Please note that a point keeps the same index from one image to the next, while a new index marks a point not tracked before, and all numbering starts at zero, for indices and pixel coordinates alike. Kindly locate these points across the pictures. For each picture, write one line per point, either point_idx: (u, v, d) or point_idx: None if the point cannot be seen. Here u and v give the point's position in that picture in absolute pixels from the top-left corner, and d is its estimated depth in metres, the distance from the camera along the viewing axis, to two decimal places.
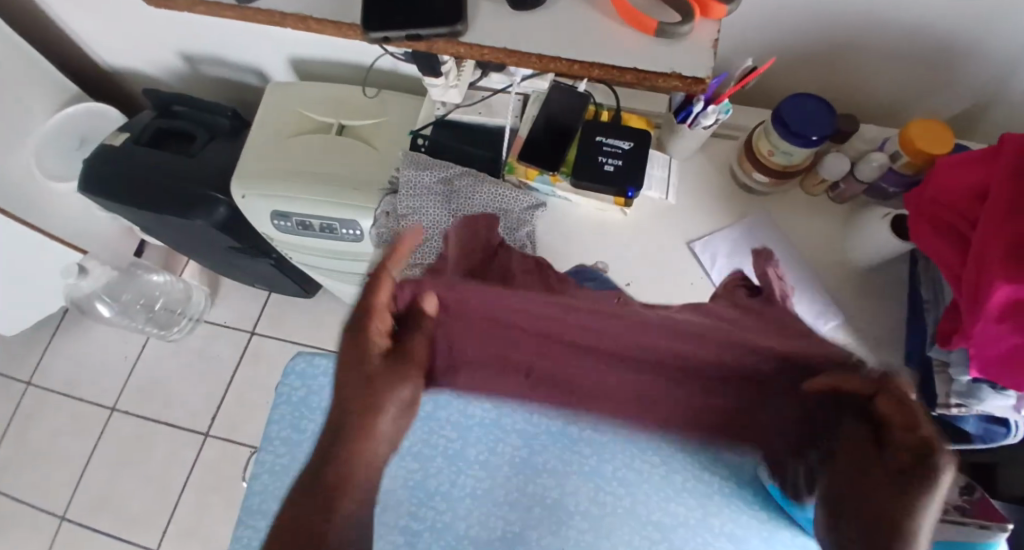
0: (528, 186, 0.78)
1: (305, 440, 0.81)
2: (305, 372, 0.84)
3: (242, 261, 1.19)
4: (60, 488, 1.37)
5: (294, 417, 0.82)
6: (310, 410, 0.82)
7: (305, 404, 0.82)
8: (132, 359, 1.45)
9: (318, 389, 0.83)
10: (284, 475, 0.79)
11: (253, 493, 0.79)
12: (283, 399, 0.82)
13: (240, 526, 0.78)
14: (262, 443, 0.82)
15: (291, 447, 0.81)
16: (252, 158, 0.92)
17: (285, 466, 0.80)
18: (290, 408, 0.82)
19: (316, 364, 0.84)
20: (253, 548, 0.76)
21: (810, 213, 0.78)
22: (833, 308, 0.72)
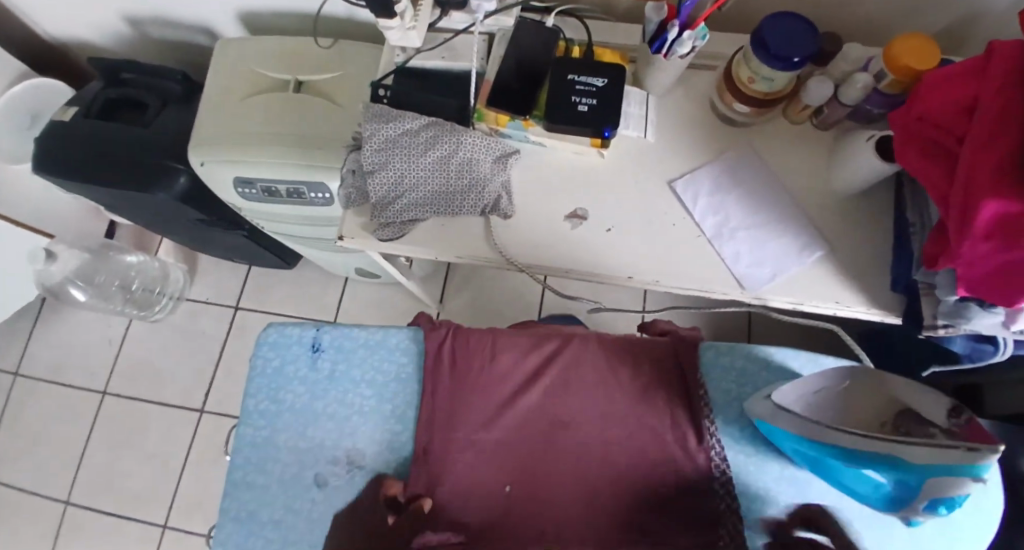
0: (500, 133, 0.74)
1: (285, 410, 0.79)
2: (278, 342, 0.82)
3: (214, 234, 1.15)
4: (60, 473, 1.37)
5: (271, 387, 0.80)
6: (287, 380, 0.80)
7: (281, 374, 0.80)
8: (117, 342, 1.43)
9: (293, 357, 0.81)
10: (266, 447, 0.78)
11: (238, 465, 0.78)
12: (258, 371, 0.81)
13: (227, 498, 0.77)
14: (242, 416, 0.80)
15: (271, 418, 0.79)
16: (208, 123, 0.87)
17: (267, 437, 0.78)
18: (266, 380, 0.80)
19: (288, 333, 0.82)
20: (244, 519, 0.76)
21: (795, 142, 0.74)
22: (815, 240, 0.70)
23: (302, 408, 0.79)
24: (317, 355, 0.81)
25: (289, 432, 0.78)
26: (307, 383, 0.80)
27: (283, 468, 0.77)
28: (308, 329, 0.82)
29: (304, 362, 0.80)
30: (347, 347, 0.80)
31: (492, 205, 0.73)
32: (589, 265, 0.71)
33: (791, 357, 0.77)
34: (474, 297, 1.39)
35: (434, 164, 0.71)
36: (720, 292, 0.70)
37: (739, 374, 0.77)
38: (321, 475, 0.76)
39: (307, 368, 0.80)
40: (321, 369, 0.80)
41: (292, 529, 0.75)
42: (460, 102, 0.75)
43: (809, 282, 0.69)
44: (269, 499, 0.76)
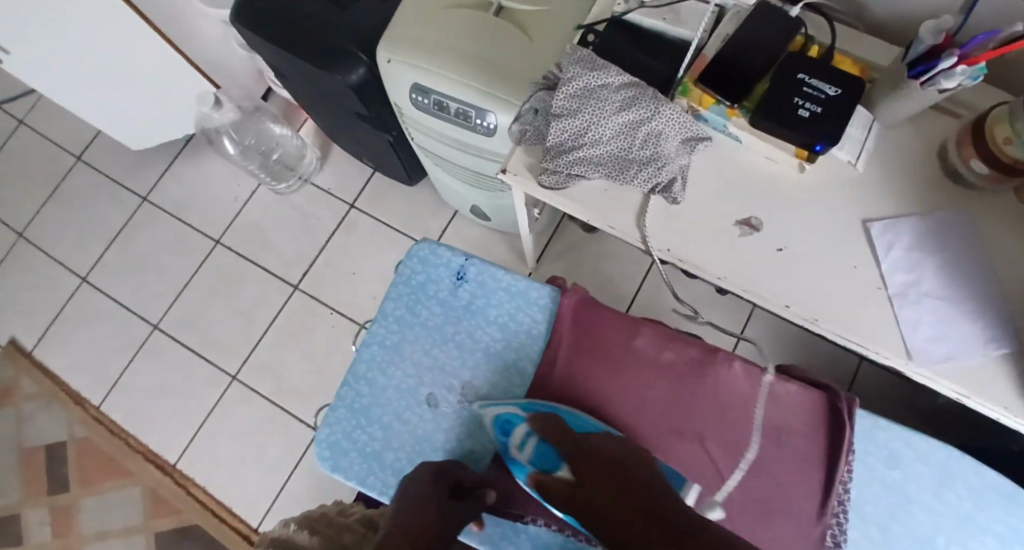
0: (698, 113, 0.69)
1: (418, 324, 0.81)
2: (428, 258, 0.82)
3: (362, 129, 1.17)
4: (160, 301, 1.48)
5: (411, 299, 0.82)
6: (427, 297, 0.81)
7: (424, 289, 0.81)
8: (240, 201, 1.51)
9: (439, 278, 0.81)
10: (393, 351, 0.80)
11: (362, 359, 0.80)
12: (402, 279, 0.82)
13: (344, 386, 0.79)
14: (376, 316, 0.82)
15: (403, 326, 0.81)
16: (404, 21, 0.87)
17: (394, 343, 0.80)
18: (407, 291, 0.82)
19: (440, 253, 0.82)
20: (353, 409, 0.78)
21: (1017, 223, 0.66)
22: (1009, 336, 0.62)
23: (433, 328, 0.80)
24: (460, 284, 0.81)
25: (416, 345, 0.80)
26: (444, 306, 0.80)
27: (402, 377, 0.79)
28: (459, 254, 0.82)
29: (447, 286, 0.81)
30: (490, 285, 0.80)
31: (663, 186, 0.68)
32: (749, 280, 0.66)
33: (951, 458, 0.70)
34: (574, 269, 1.36)
35: (623, 126, 0.67)
36: (879, 353, 0.63)
37: (889, 455, 0.71)
38: (435, 396, 0.78)
39: (447, 292, 0.81)
40: (460, 298, 0.80)
41: (397, 437, 0.76)
42: (666, 71, 0.71)
43: (985, 378, 0.61)
44: (383, 399, 0.78)
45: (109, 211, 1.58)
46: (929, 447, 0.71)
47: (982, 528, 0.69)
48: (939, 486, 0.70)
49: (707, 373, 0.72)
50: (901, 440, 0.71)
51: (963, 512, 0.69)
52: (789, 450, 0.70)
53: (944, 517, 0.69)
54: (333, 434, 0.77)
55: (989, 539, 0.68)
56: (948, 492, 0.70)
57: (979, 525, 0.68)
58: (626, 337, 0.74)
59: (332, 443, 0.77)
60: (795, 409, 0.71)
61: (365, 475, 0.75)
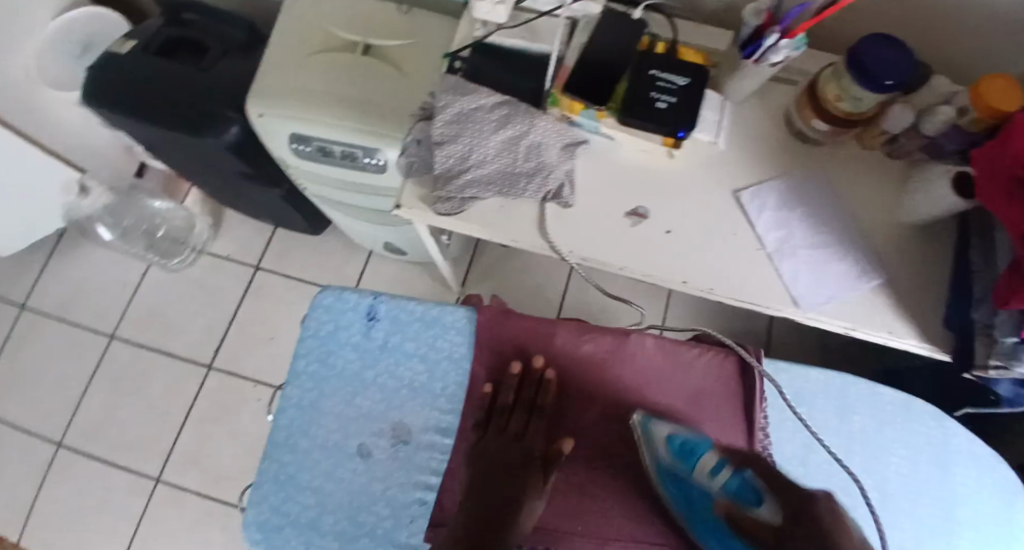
0: (572, 120, 0.73)
1: (335, 376, 0.78)
2: (333, 306, 0.80)
3: (252, 189, 1.14)
4: (60, 412, 1.36)
5: (323, 351, 0.79)
6: (340, 345, 0.79)
7: (333, 339, 0.79)
8: (132, 287, 1.41)
9: (347, 325, 0.79)
10: (313, 409, 0.77)
11: (282, 425, 0.77)
12: (311, 333, 0.79)
13: (267, 458, 0.76)
14: (289, 377, 0.79)
15: (319, 382, 0.78)
16: (271, 75, 0.86)
17: (314, 401, 0.77)
18: (317, 344, 0.79)
19: (345, 298, 0.80)
20: (281, 480, 0.75)
21: (862, 168, 0.74)
22: (875, 268, 0.69)
23: (353, 375, 0.78)
24: (372, 325, 0.79)
25: (336, 398, 0.77)
26: (358, 351, 0.78)
27: (327, 433, 0.76)
28: (365, 295, 0.80)
29: (358, 330, 0.79)
30: (402, 320, 0.78)
31: (554, 192, 0.72)
32: (650, 265, 0.70)
33: (848, 384, 0.77)
34: (496, 286, 1.38)
35: (504, 143, 0.70)
36: (773, 307, 0.69)
37: (795, 396, 0.77)
38: (365, 445, 0.75)
39: (360, 336, 0.78)
40: (374, 340, 0.78)
41: (332, 496, 0.74)
42: (534, 85, 0.74)
43: (868, 309, 0.68)
44: (311, 462, 0.75)
45: None
46: (826, 378, 0.78)
47: (886, 439, 0.75)
48: (843, 411, 0.76)
49: (623, 356, 0.75)
50: (799, 377, 0.77)
51: (869, 429, 0.76)
52: (713, 414, 0.74)
53: (852, 439, 0.75)
54: (262, 514, 0.74)
55: (896, 448, 0.75)
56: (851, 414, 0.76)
57: (884, 438, 0.75)
58: (542, 339, 0.76)
59: (263, 522, 0.74)
60: (708, 372, 0.75)
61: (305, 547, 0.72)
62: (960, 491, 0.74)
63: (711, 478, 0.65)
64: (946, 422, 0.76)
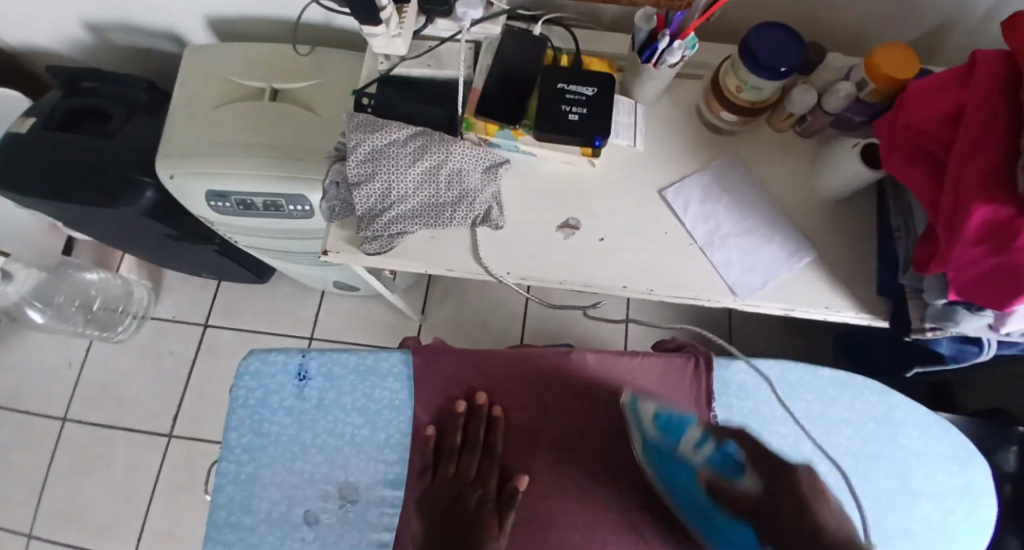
0: (489, 142, 0.73)
1: (269, 444, 0.72)
2: (260, 371, 0.74)
3: (184, 249, 1.10)
4: (16, 508, 1.28)
5: (254, 419, 0.73)
6: (272, 411, 0.73)
7: (264, 405, 0.73)
8: (77, 366, 1.35)
9: (277, 388, 0.73)
10: (252, 483, 0.71)
11: (220, 505, 0.71)
12: (239, 403, 0.73)
13: (208, 542, 0.70)
14: (223, 452, 0.73)
15: (255, 453, 0.72)
16: (180, 134, 0.83)
17: (251, 474, 0.71)
18: (248, 413, 0.73)
19: (271, 360, 0.74)
20: None
21: (779, 151, 0.76)
22: (804, 246, 0.71)
23: (289, 440, 0.72)
24: (304, 384, 0.73)
25: (275, 467, 0.71)
26: (293, 413, 0.72)
27: (270, 505, 0.70)
28: (293, 354, 0.74)
29: (290, 392, 0.73)
30: (335, 374, 0.73)
31: (483, 216, 0.71)
32: (586, 275, 0.70)
33: (790, 369, 0.76)
34: (456, 308, 1.36)
35: (421, 177, 0.69)
36: (712, 300, 0.70)
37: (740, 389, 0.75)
38: (312, 512, 0.70)
39: (293, 398, 0.73)
40: (308, 399, 0.73)
41: None
42: (446, 111, 0.74)
43: (804, 287, 0.70)
44: (256, 538, 0.70)
45: None
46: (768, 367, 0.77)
47: (835, 419, 0.75)
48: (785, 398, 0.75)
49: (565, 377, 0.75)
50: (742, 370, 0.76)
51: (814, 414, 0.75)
52: None
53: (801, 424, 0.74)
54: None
55: (844, 428, 0.74)
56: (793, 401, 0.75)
57: (830, 420, 0.75)
58: (483, 372, 0.74)
59: None
60: (653, 379, 0.75)
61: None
62: (912, 464, 0.74)
63: (695, 452, 0.60)
64: (891, 393, 0.76)
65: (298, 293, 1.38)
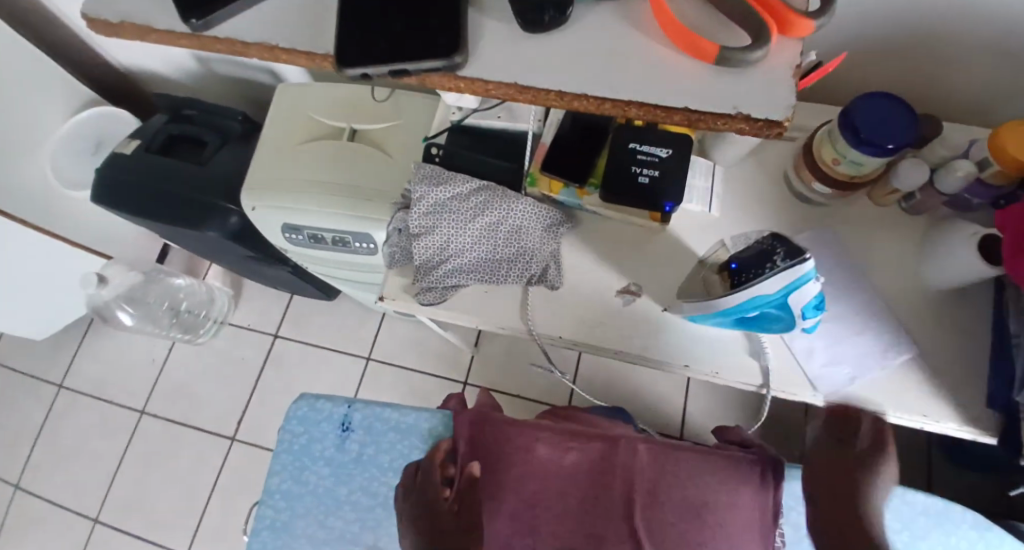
0: (553, 199, 0.70)
1: (307, 493, 0.76)
2: (307, 417, 0.78)
3: (260, 268, 1.15)
4: (94, 488, 1.39)
5: (295, 466, 0.77)
6: (314, 459, 0.77)
7: (307, 452, 0.77)
8: (160, 361, 1.45)
9: (320, 437, 0.77)
10: (285, 532, 0.75)
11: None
12: (284, 447, 0.78)
13: None
14: (263, 496, 0.77)
15: (291, 500, 0.76)
16: (262, 168, 0.87)
17: (286, 522, 0.76)
18: (290, 459, 0.77)
19: (319, 408, 0.78)
20: None
21: (876, 227, 0.68)
22: (904, 340, 0.62)
23: (326, 492, 0.76)
24: (346, 435, 0.77)
25: (310, 519, 0.75)
26: (332, 465, 0.76)
27: None
28: (339, 404, 0.78)
29: (332, 441, 0.77)
30: (377, 430, 0.77)
31: (538, 276, 0.68)
32: (646, 351, 0.66)
33: None
34: (513, 343, 1.34)
35: (481, 232, 0.67)
36: (788, 392, 0.63)
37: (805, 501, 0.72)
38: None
39: (335, 448, 0.77)
40: (349, 451, 0.77)
41: None
42: (513, 164, 0.72)
43: (898, 387, 0.62)
44: None
45: (26, 405, 1.48)
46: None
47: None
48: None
49: (611, 465, 0.70)
50: None
51: (902, 545, 0.69)
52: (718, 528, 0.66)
53: None
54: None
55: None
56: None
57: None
58: (524, 448, 0.71)
59: None
60: (712, 480, 0.69)
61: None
62: None
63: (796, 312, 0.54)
64: (993, 526, 0.69)
65: (362, 312, 1.41)
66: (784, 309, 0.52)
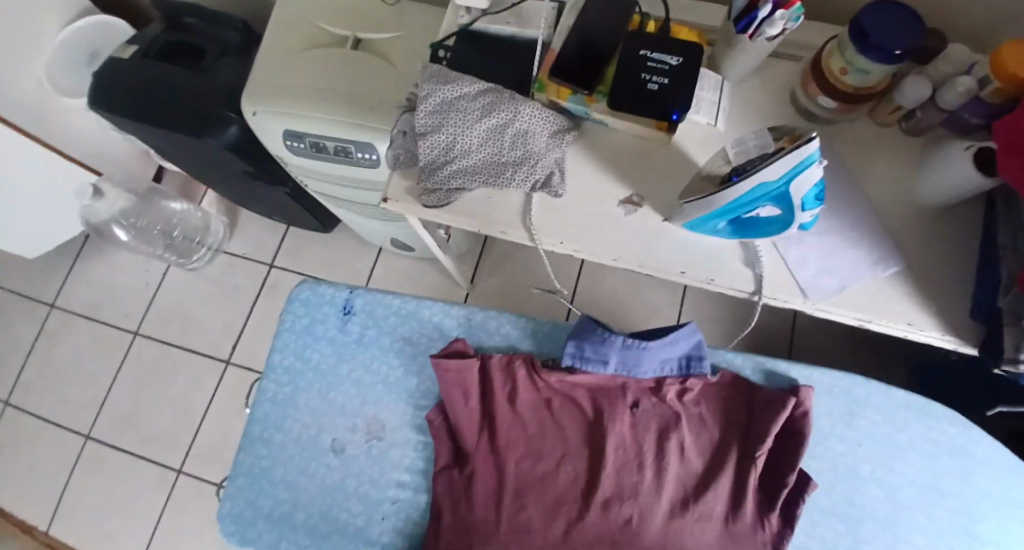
0: (560, 106, 0.70)
1: (309, 369, 0.85)
2: (310, 300, 0.86)
3: (258, 188, 1.14)
4: (86, 407, 1.40)
5: (299, 344, 0.86)
6: (316, 339, 0.85)
7: (310, 332, 0.85)
8: (153, 286, 1.45)
9: (323, 318, 0.85)
10: (289, 403, 0.84)
11: (258, 417, 0.84)
12: (288, 327, 0.86)
13: (242, 451, 0.83)
14: (268, 371, 0.86)
15: (295, 375, 0.85)
16: (264, 73, 0.86)
17: (289, 395, 0.84)
18: (295, 337, 0.86)
19: (321, 292, 0.86)
20: (254, 470, 0.82)
21: (875, 148, 0.69)
22: (892, 254, 0.64)
23: (327, 369, 0.84)
24: (348, 318, 0.85)
25: (311, 393, 0.84)
26: (335, 344, 0.85)
27: (302, 428, 0.83)
28: (342, 290, 0.86)
29: (334, 322, 0.85)
30: (378, 313, 0.85)
31: (543, 182, 0.68)
32: (644, 257, 0.67)
33: (859, 386, 0.77)
34: (506, 280, 1.34)
35: (489, 132, 0.67)
36: (780, 299, 0.65)
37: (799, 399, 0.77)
38: (338, 439, 0.82)
39: (337, 329, 0.85)
40: (350, 332, 0.85)
41: (304, 491, 0.80)
42: (520, 71, 0.72)
43: (885, 298, 0.64)
44: (285, 455, 0.82)
45: (16, 326, 1.48)
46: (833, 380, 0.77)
47: (899, 444, 0.75)
48: (849, 415, 0.76)
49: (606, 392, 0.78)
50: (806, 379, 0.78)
51: (883, 437, 0.75)
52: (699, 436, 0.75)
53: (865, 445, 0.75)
54: (236, 507, 0.81)
55: (911, 455, 0.74)
56: (859, 419, 0.76)
57: (897, 444, 0.75)
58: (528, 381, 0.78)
59: (236, 514, 0.81)
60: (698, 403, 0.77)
61: (277, 541, 0.79)
62: (982, 502, 0.72)
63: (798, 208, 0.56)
64: (970, 427, 0.74)
65: (358, 244, 1.42)
66: (784, 201, 0.55)
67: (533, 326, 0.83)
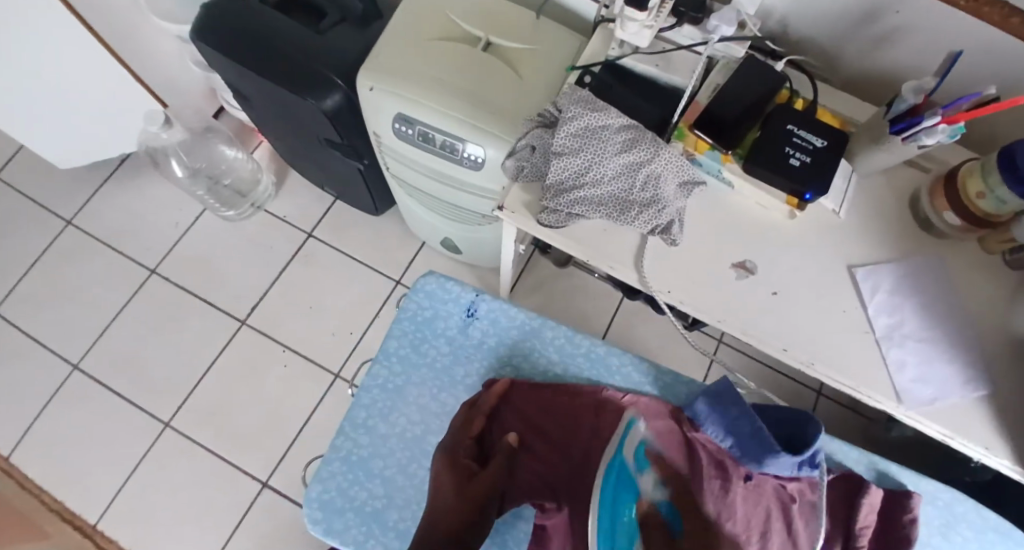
0: (693, 158, 0.70)
1: (424, 364, 0.89)
2: (435, 294, 0.91)
3: (331, 157, 1.13)
4: (83, 335, 1.34)
5: (416, 337, 0.90)
6: (434, 334, 0.90)
7: (429, 326, 0.90)
8: (183, 228, 1.40)
9: (444, 315, 0.90)
10: (394, 395, 0.87)
11: (363, 402, 0.87)
12: (409, 316, 0.90)
13: (342, 435, 0.85)
14: (379, 357, 0.89)
15: (406, 367, 0.89)
16: (387, 51, 0.85)
17: (398, 385, 0.88)
18: (412, 328, 0.90)
19: (448, 289, 0.91)
20: (352, 459, 0.84)
21: (978, 271, 0.71)
22: (984, 377, 0.65)
23: (441, 368, 0.89)
24: (470, 321, 0.90)
25: (423, 389, 0.88)
26: (453, 344, 0.90)
27: (407, 424, 0.86)
28: (467, 292, 0.91)
29: (456, 322, 0.90)
30: (501, 323, 0.90)
31: (663, 227, 0.68)
32: (756, 327, 0.67)
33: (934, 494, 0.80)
34: (543, 302, 1.31)
35: (623, 168, 0.67)
36: (872, 397, 0.66)
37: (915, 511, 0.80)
38: None
39: (458, 330, 0.90)
40: (470, 335, 0.90)
41: (398, 492, 0.83)
42: (661, 114, 0.72)
43: (967, 418, 0.64)
44: (385, 450, 0.85)
45: (28, 235, 1.41)
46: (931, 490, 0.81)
47: None
48: (946, 528, 0.79)
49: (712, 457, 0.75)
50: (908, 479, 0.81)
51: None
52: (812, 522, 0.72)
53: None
54: (326, 492, 0.82)
55: None
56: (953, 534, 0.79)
57: None
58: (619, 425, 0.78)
59: (325, 500, 0.82)
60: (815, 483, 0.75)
61: (364, 538, 0.81)
62: None
63: None
64: None
65: (402, 234, 1.39)
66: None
67: (656, 373, 0.88)
